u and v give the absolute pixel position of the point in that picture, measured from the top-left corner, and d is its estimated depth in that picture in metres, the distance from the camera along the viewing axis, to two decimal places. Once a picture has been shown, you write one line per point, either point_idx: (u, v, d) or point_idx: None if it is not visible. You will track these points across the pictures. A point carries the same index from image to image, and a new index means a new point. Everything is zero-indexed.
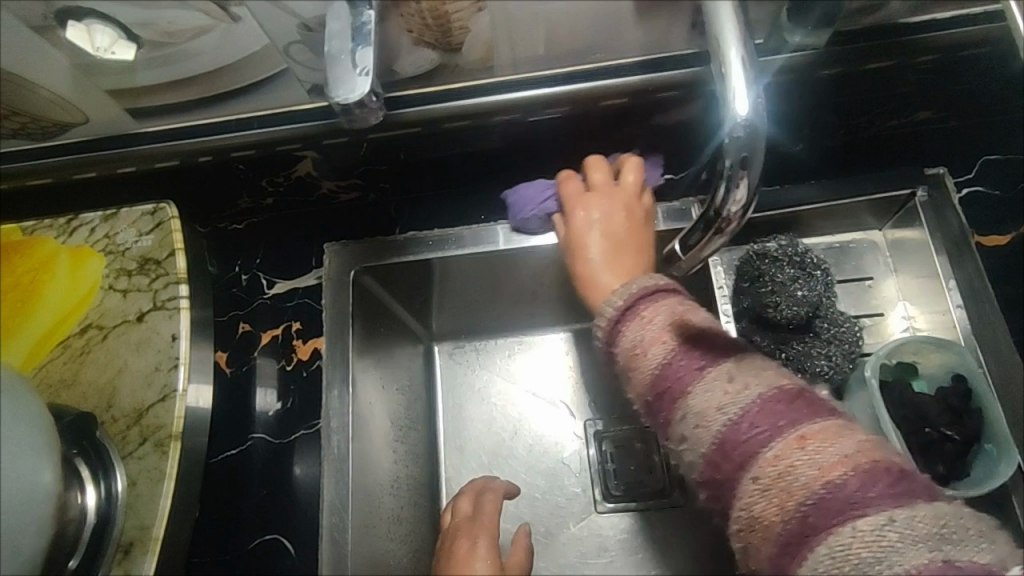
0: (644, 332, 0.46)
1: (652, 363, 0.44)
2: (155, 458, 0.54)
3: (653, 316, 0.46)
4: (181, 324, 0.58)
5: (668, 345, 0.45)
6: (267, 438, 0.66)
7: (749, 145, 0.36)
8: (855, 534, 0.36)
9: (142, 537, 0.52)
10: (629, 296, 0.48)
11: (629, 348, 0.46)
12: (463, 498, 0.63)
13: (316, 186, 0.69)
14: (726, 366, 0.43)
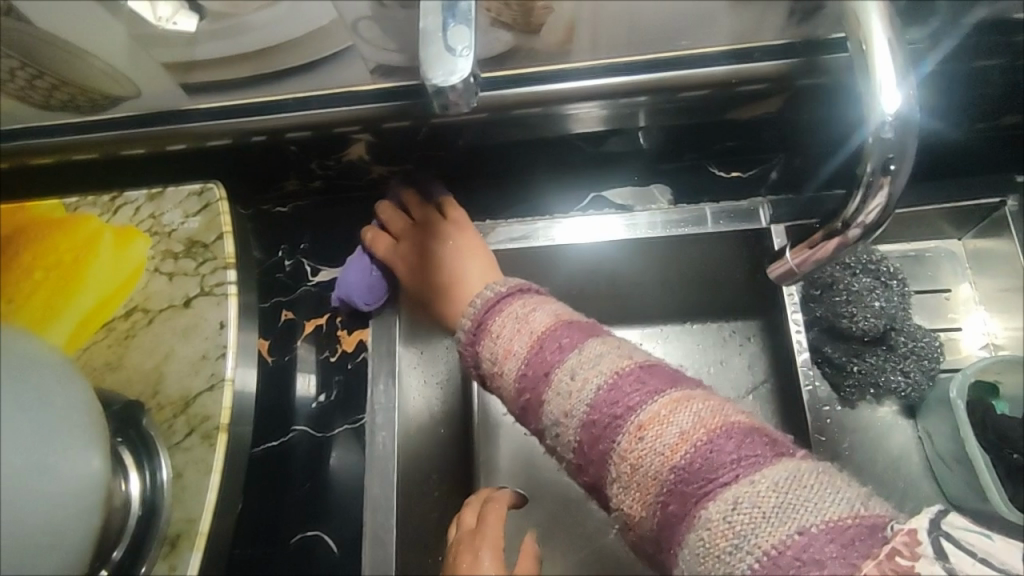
0: (496, 347, 0.50)
1: (513, 377, 0.48)
2: (202, 450, 0.52)
3: (500, 329, 0.50)
4: (229, 311, 0.56)
5: (517, 356, 0.48)
6: (309, 431, 0.64)
7: (900, 149, 0.36)
8: (710, 520, 0.37)
9: (188, 530, 0.50)
10: (478, 311, 0.53)
11: (490, 365, 0.50)
12: (467, 511, 0.59)
13: (366, 171, 0.66)
14: (570, 362, 0.46)
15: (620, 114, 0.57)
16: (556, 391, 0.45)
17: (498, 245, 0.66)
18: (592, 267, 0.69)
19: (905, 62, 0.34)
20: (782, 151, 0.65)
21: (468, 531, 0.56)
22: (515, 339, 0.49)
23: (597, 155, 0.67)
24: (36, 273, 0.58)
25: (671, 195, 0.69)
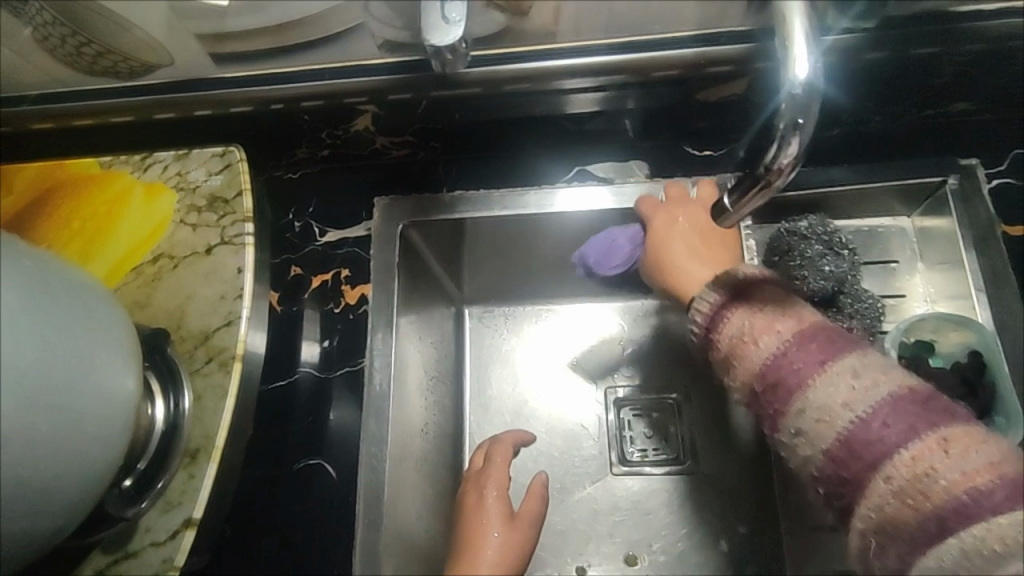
0: (753, 322, 0.50)
1: (765, 351, 0.48)
2: (220, 376, 0.58)
3: (763, 309, 0.50)
4: (246, 258, 0.62)
5: (778, 337, 0.48)
6: (313, 372, 0.70)
7: (806, 107, 0.40)
8: (991, 527, 0.40)
9: (207, 445, 0.57)
10: (729, 282, 0.53)
11: (734, 339, 0.50)
12: (478, 453, 0.67)
13: (371, 141, 0.73)
14: (851, 360, 0.46)
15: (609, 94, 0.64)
16: (818, 382, 0.45)
17: (484, 213, 0.74)
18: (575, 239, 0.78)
19: (817, 43, 0.40)
20: (748, 132, 0.72)
21: (474, 468, 0.65)
22: (780, 322, 0.49)
23: (582, 131, 0.74)
24: (74, 222, 0.64)
25: (648, 168, 0.75)
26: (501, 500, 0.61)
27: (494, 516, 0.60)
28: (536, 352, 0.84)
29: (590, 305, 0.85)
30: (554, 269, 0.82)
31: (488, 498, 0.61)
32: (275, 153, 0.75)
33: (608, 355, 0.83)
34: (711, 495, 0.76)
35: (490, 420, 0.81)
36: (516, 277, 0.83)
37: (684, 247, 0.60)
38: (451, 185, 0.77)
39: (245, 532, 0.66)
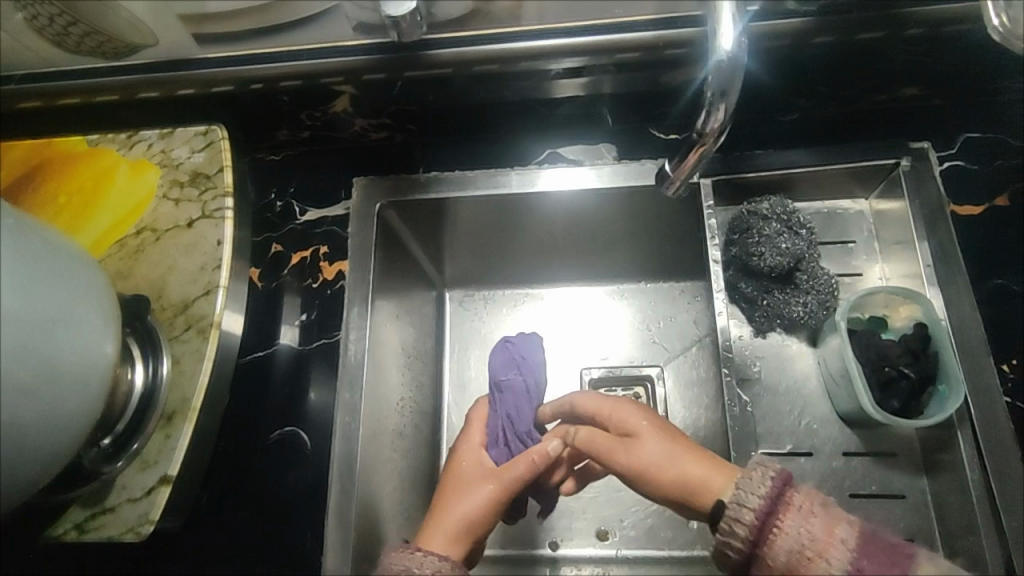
0: (810, 530, 0.45)
1: (837, 566, 0.43)
2: (198, 342, 0.61)
3: (811, 510, 0.46)
4: (225, 231, 0.65)
5: (844, 534, 0.44)
6: (292, 345, 0.72)
7: (730, 77, 0.45)
8: None
9: (183, 407, 0.59)
10: (777, 480, 0.48)
11: (799, 556, 0.44)
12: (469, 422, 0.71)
13: (349, 123, 0.76)
14: (929, 570, 0.42)
15: (590, 80, 0.69)
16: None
17: (461, 193, 0.77)
18: (549, 220, 0.82)
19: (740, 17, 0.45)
20: None
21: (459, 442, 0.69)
22: (837, 522, 0.45)
23: (553, 114, 0.78)
24: (61, 197, 0.67)
25: (616, 151, 0.79)
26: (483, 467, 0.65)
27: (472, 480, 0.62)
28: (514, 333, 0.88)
29: (568, 288, 0.91)
30: (531, 249, 0.87)
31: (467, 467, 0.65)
32: (259, 134, 0.78)
33: (581, 336, 0.87)
34: None
35: (468, 400, 0.85)
36: (496, 259, 0.88)
37: (684, 474, 0.53)
38: (426, 167, 0.80)
39: (221, 503, 0.66)
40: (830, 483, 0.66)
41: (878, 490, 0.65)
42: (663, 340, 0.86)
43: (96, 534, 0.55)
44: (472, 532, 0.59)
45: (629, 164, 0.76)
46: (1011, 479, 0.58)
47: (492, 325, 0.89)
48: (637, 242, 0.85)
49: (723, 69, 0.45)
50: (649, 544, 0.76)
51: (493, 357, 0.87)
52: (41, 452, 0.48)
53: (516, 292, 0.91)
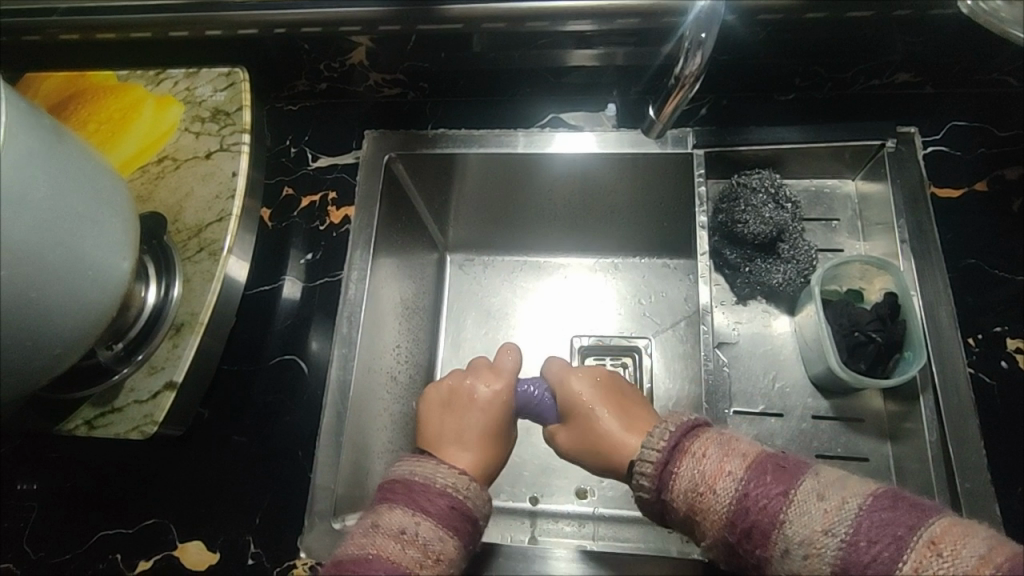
0: (702, 469, 0.48)
1: (726, 496, 0.46)
2: (209, 263, 0.65)
3: (704, 452, 0.49)
4: (240, 164, 0.69)
5: (734, 471, 0.47)
6: (296, 282, 0.76)
7: (708, 26, 0.52)
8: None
9: (191, 321, 0.63)
10: (673, 431, 0.51)
11: (694, 487, 0.48)
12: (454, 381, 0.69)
13: (365, 77, 0.81)
14: (810, 484, 0.45)
15: (601, 51, 0.75)
16: (789, 513, 0.44)
17: (466, 150, 0.81)
18: (549, 185, 0.86)
19: None
20: (712, 92, 0.78)
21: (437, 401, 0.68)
22: (726, 459, 0.48)
23: (561, 81, 0.82)
24: (90, 125, 0.72)
25: (616, 120, 0.83)
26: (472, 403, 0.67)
27: (450, 440, 0.65)
28: (510, 297, 0.92)
29: (564, 260, 0.94)
30: (532, 215, 0.90)
31: (447, 429, 0.66)
32: (282, 82, 0.82)
33: (575, 305, 0.91)
34: None
35: (461, 358, 0.88)
36: (498, 222, 0.92)
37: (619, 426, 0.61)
38: (435, 125, 0.84)
39: (217, 422, 0.69)
40: (799, 443, 0.68)
41: (843, 453, 0.68)
42: (653, 313, 0.89)
43: (105, 431, 0.59)
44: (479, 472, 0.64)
45: (628, 132, 0.79)
46: (968, 442, 0.60)
47: (489, 288, 0.93)
48: (633, 216, 0.88)
49: (701, 19, 0.52)
50: (625, 503, 0.79)
51: (488, 316, 0.91)
52: (63, 337, 0.53)
53: (515, 259, 0.95)
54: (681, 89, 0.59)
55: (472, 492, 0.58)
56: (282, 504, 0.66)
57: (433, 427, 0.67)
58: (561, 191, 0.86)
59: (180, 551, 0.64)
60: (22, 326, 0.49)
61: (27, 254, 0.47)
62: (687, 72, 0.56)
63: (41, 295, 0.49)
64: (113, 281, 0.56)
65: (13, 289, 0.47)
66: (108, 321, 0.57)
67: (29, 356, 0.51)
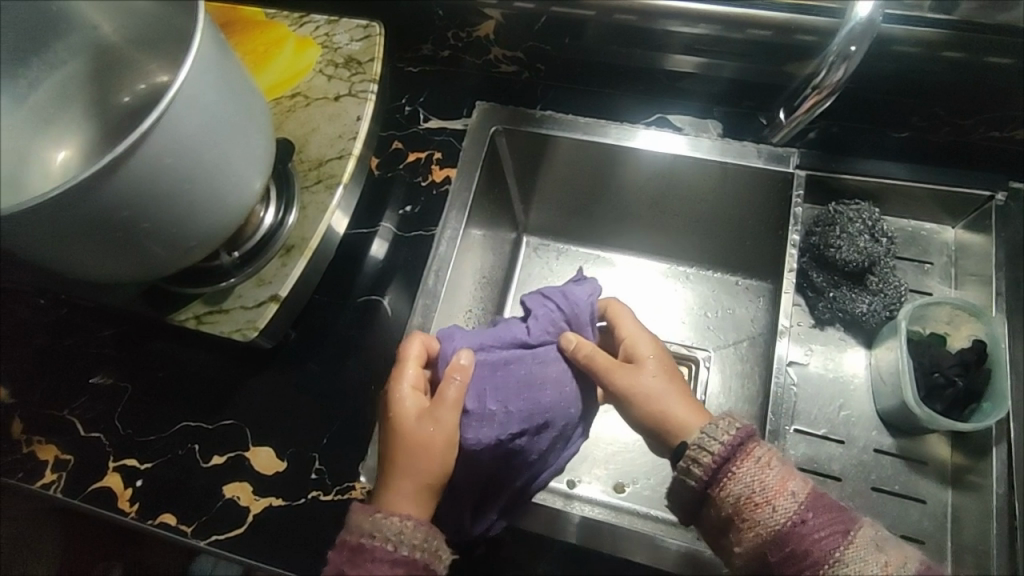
0: (764, 478, 0.51)
1: (783, 511, 0.49)
2: (324, 194, 0.69)
3: (768, 463, 0.51)
4: (365, 110, 0.74)
5: (795, 494, 0.50)
6: (392, 229, 0.80)
7: (858, 42, 0.54)
8: None
9: (301, 244, 0.67)
10: (740, 434, 0.52)
11: (750, 494, 0.50)
12: (405, 398, 0.59)
13: (487, 51, 0.85)
14: (869, 533, 0.49)
15: (717, 61, 0.78)
16: (845, 555, 0.48)
17: (568, 135, 0.83)
18: (640, 184, 0.87)
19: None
20: (824, 118, 0.79)
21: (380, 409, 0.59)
22: (789, 479, 0.51)
23: (673, 85, 0.84)
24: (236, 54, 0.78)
25: (720, 129, 0.83)
26: (421, 407, 0.59)
27: (401, 478, 0.55)
28: None
29: (635, 261, 0.97)
30: (614, 212, 0.92)
31: (400, 462, 0.55)
32: (409, 42, 0.87)
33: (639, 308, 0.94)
34: None
35: None
36: (580, 214, 0.94)
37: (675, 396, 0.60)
38: (543, 105, 0.87)
39: (301, 345, 0.74)
40: (857, 472, 0.68)
41: (899, 491, 0.67)
42: (717, 328, 0.91)
43: (211, 327, 0.64)
44: (433, 489, 0.56)
45: (730, 142, 0.80)
46: None
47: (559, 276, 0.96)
48: (716, 230, 0.89)
49: (855, 32, 0.54)
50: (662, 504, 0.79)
51: None
52: (197, 233, 0.58)
53: (587, 252, 0.98)
54: (816, 97, 0.61)
55: (404, 533, 0.51)
56: (348, 431, 0.69)
57: (392, 460, 0.56)
58: (652, 191, 0.88)
59: (252, 453, 0.69)
60: (169, 216, 0.54)
61: (189, 148, 0.52)
62: (827, 82, 0.59)
63: (193, 189, 0.54)
64: (245, 193, 0.60)
65: (175, 178, 0.52)
66: (232, 230, 0.62)
67: (167, 243, 0.56)
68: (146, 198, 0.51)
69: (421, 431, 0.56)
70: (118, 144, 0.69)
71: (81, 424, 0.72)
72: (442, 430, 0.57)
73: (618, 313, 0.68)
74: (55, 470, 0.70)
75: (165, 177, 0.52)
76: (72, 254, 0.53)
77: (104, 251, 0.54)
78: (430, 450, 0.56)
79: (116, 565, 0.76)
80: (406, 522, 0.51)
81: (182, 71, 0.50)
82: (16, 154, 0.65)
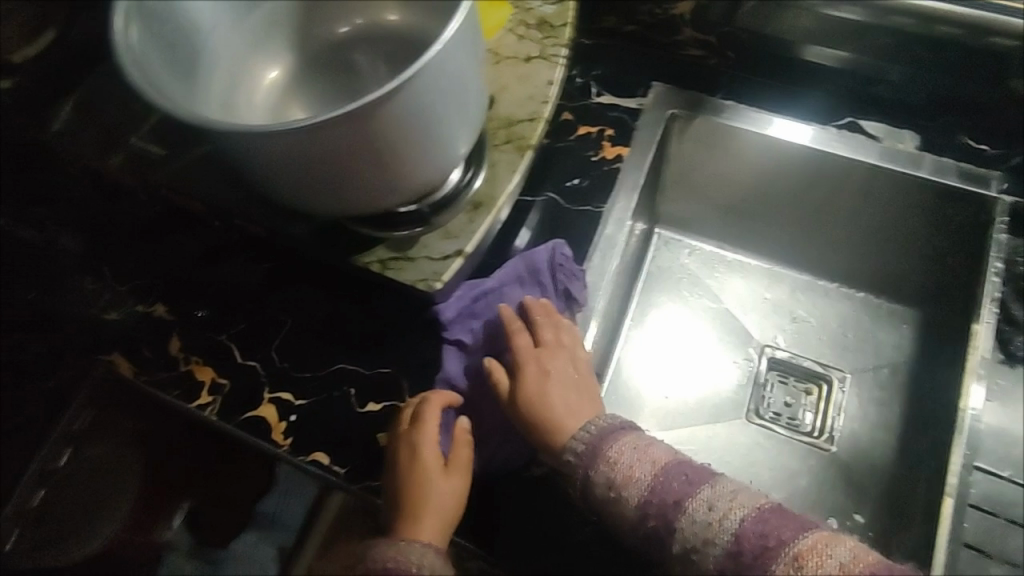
0: (614, 472, 0.60)
1: (635, 501, 0.59)
2: (513, 155, 0.67)
3: (619, 454, 0.61)
4: (557, 75, 0.71)
5: (643, 478, 0.59)
6: (556, 199, 0.77)
7: None
8: None
9: (488, 202, 0.65)
10: (595, 436, 0.64)
11: (613, 487, 0.60)
12: (423, 447, 0.63)
13: (677, 30, 0.82)
14: (705, 494, 0.57)
15: (928, 70, 0.76)
16: (687, 516, 0.57)
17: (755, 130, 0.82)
18: (807, 189, 0.87)
19: None
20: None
21: (398, 447, 0.65)
22: (637, 466, 0.60)
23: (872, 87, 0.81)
24: None
25: (917, 142, 0.81)
26: (439, 454, 0.64)
27: (419, 513, 0.62)
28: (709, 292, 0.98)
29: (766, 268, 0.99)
30: (762, 214, 0.94)
31: (419, 504, 0.62)
32: (593, 12, 0.84)
33: (764, 319, 0.96)
34: (838, 475, 0.87)
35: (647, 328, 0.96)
36: (721, 215, 0.96)
37: (558, 410, 0.67)
38: (726, 95, 0.84)
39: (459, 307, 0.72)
40: None
41: None
42: (856, 349, 0.94)
43: (395, 274, 0.63)
44: (451, 524, 0.63)
45: (912, 154, 0.80)
46: None
47: (693, 278, 0.99)
48: (863, 254, 0.93)
49: None
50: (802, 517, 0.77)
51: (682, 303, 0.98)
52: (413, 176, 0.58)
53: (716, 255, 1.00)
54: None
55: (424, 561, 0.59)
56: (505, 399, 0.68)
57: (408, 500, 0.62)
58: (817, 197, 0.88)
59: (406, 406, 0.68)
60: (396, 157, 0.55)
61: (441, 93, 0.53)
62: None
63: (430, 133, 0.55)
64: (462, 145, 0.60)
65: (420, 119, 0.53)
66: (434, 180, 0.61)
67: (388, 180, 0.57)
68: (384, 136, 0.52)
69: (431, 479, 0.63)
70: (314, 75, 0.68)
71: (237, 350, 0.74)
72: (449, 476, 0.64)
73: (542, 318, 0.72)
74: (211, 393, 0.72)
75: (406, 121, 0.52)
76: (305, 174, 0.55)
77: (337, 176, 0.55)
78: (445, 491, 0.63)
79: (190, 498, 0.72)
80: (427, 551, 0.60)
81: (445, 26, 0.50)
82: (232, 77, 0.65)
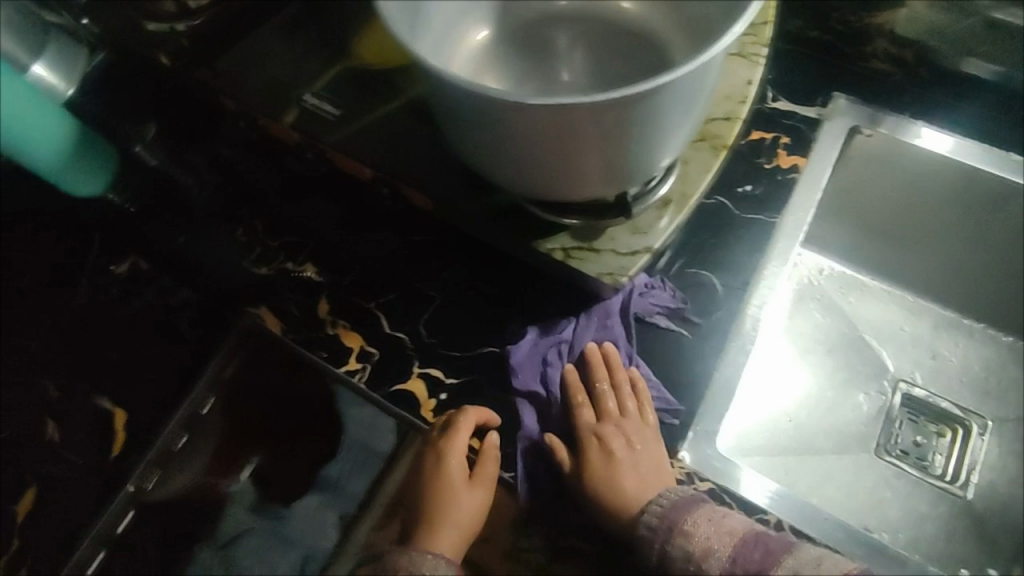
0: (695, 544, 0.56)
1: (716, 574, 0.55)
2: (708, 154, 0.64)
3: (697, 525, 0.57)
4: (756, 73, 0.67)
5: (721, 550, 0.55)
6: (727, 204, 0.75)
7: None
8: None
9: (681, 200, 0.63)
10: (669, 507, 0.59)
11: (689, 557, 0.56)
12: (450, 461, 0.63)
13: (870, 40, 0.79)
14: (803, 569, 0.53)
15: None
16: None
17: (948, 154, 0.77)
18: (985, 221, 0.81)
19: None
20: None
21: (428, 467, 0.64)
22: (715, 537, 0.56)
23: None
24: None
25: None
26: (463, 469, 0.63)
27: (437, 529, 0.62)
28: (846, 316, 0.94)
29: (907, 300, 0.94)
30: (920, 244, 0.88)
31: (439, 518, 0.62)
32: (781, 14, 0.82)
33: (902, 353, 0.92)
34: (972, 530, 0.82)
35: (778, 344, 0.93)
36: (874, 241, 0.90)
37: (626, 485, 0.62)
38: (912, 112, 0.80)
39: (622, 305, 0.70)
40: None
41: None
42: (998, 396, 0.89)
43: (580, 265, 0.61)
44: (469, 540, 0.62)
45: None
46: None
47: (829, 299, 0.95)
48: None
49: None
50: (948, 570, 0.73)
51: (814, 323, 0.94)
52: (642, 166, 0.57)
53: (854, 280, 0.95)
54: None
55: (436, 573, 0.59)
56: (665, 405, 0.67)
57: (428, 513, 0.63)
58: (993, 231, 0.82)
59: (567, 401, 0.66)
60: (618, 150, 0.53)
61: (703, 84, 0.52)
62: None
63: (676, 124, 0.54)
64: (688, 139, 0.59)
65: (677, 109, 0.52)
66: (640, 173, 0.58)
67: (620, 167, 0.56)
68: (623, 129, 0.51)
69: (453, 496, 0.62)
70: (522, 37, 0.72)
71: (386, 320, 0.72)
72: (473, 493, 0.62)
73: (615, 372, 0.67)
74: (359, 360, 0.71)
75: (649, 118, 0.51)
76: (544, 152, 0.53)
77: (577, 158, 0.53)
78: (463, 507, 0.62)
79: (260, 453, 0.73)
80: (439, 561, 0.59)
81: (729, 30, 0.48)
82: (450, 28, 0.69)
